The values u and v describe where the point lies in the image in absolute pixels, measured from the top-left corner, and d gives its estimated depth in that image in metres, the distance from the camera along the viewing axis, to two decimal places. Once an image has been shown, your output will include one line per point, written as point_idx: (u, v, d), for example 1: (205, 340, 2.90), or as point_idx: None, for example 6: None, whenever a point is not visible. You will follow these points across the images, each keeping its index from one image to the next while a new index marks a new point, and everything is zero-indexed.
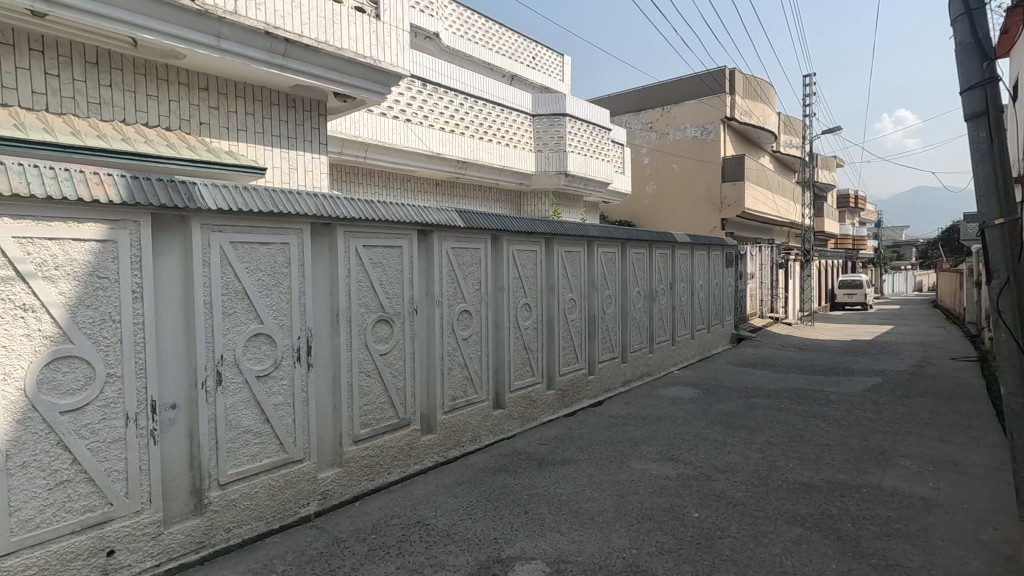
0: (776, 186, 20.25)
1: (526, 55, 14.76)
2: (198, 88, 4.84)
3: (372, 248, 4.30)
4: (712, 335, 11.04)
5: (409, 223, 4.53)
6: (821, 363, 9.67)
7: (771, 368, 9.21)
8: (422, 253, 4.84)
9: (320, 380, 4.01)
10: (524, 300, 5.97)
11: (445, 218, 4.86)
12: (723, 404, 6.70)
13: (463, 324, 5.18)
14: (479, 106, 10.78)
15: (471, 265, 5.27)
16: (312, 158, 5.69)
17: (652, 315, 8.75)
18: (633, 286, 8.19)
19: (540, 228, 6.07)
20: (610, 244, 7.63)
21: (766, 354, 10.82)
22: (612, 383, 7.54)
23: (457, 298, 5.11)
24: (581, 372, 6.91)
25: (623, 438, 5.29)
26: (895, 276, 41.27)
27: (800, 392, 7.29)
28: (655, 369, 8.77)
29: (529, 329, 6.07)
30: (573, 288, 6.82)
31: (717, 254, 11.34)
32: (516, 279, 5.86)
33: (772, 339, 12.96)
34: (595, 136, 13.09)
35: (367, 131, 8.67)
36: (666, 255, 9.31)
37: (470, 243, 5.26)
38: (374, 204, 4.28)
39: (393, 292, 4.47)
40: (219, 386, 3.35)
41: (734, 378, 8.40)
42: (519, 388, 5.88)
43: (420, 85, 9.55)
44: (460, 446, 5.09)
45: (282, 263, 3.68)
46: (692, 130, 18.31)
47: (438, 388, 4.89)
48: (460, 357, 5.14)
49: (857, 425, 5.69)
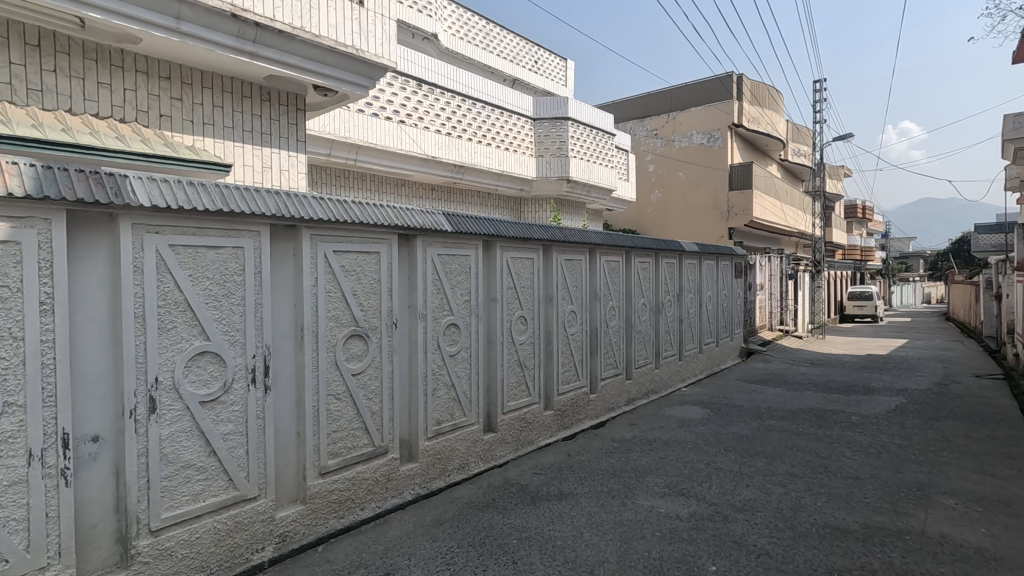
0: (785, 194, 19.73)
1: (528, 59, 14.35)
2: (159, 77, 4.37)
3: (344, 254, 3.81)
4: (720, 349, 10.51)
5: (388, 226, 4.03)
6: (838, 381, 9.11)
7: (784, 385, 8.66)
8: (404, 260, 4.34)
9: (280, 405, 3.51)
10: (519, 312, 5.46)
11: (429, 221, 4.36)
12: (736, 426, 6.17)
13: (450, 340, 4.67)
14: (477, 109, 10.34)
15: (460, 274, 4.78)
16: (288, 156, 5.23)
17: (659, 328, 8.23)
18: (638, 297, 7.68)
19: (537, 234, 5.57)
20: (613, 253, 7.13)
21: (778, 370, 10.25)
22: (615, 401, 7.02)
23: (443, 311, 4.60)
24: (582, 390, 6.40)
25: (627, 468, 4.76)
26: (904, 288, 40.58)
27: (819, 413, 6.75)
28: (662, 386, 8.24)
29: (525, 345, 5.55)
30: (574, 299, 6.31)
31: (725, 264, 10.83)
32: (510, 290, 5.36)
33: (783, 353, 12.40)
34: (599, 141, 12.63)
35: (358, 132, 8.23)
36: (673, 265, 8.80)
37: (459, 250, 4.77)
38: (346, 204, 3.79)
39: (368, 303, 3.97)
40: (153, 415, 2.84)
41: (746, 396, 7.87)
42: (514, 410, 5.37)
43: (415, 85, 9.11)
44: (446, 475, 4.58)
45: (234, 270, 3.19)
46: (699, 137, 17.86)
47: (421, 411, 4.38)
48: (446, 376, 4.63)
49: (887, 453, 5.15)
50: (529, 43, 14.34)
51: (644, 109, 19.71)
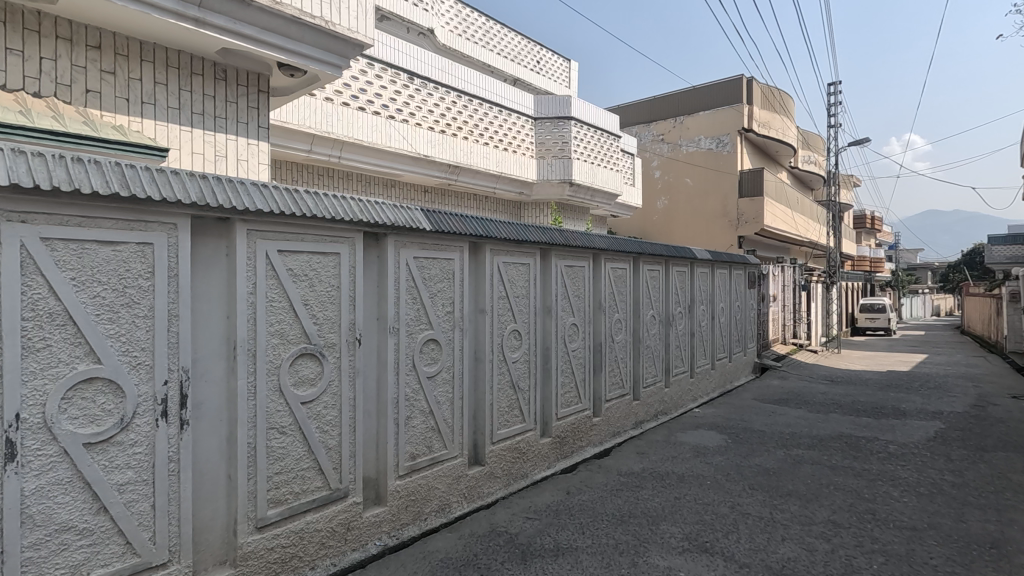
0: (796, 202, 19.00)
1: (530, 59, 13.72)
2: (87, 46, 3.70)
3: (293, 255, 3.12)
4: (734, 365, 9.77)
5: (349, 222, 3.34)
6: (863, 402, 8.35)
7: (806, 406, 7.92)
8: (371, 262, 3.64)
9: (205, 443, 2.80)
10: (512, 326, 4.75)
11: (403, 218, 3.67)
12: (759, 457, 5.43)
13: (428, 360, 3.96)
14: (474, 106, 9.69)
15: (441, 281, 4.06)
16: (246, 144, 4.54)
17: (668, 342, 7.50)
18: (647, 309, 6.97)
19: (533, 236, 4.86)
20: (619, 259, 6.41)
21: (796, 388, 9.49)
22: (621, 425, 6.29)
23: (420, 324, 3.89)
24: (584, 414, 5.68)
25: (637, 512, 4.03)
26: (914, 301, 39.72)
27: (851, 441, 5.99)
28: (672, 407, 7.49)
29: (519, 364, 4.84)
30: (576, 311, 5.59)
31: (738, 274, 10.11)
32: (502, 299, 4.65)
33: (799, 369, 11.64)
34: (603, 144, 11.97)
35: (341, 127, 7.59)
36: (684, 273, 8.10)
37: (440, 253, 4.06)
38: (296, 193, 3.10)
39: (323, 315, 3.27)
40: (12, 464, 2.13)
41: (765, 419, 7.12)
42: (504, 439, 4.65)
43: (406, 79, 8.48)
44: (421, 520, 3.85)
45: (139, 273, 2.50)
46: (707, 142, 17.21)
47: (390, 444, 3.66)
48: (423, 401, 3.91)
49: (941, 495, 4.39)
50: (531, 42, 13.72)
51: (651, 114, 19.08)
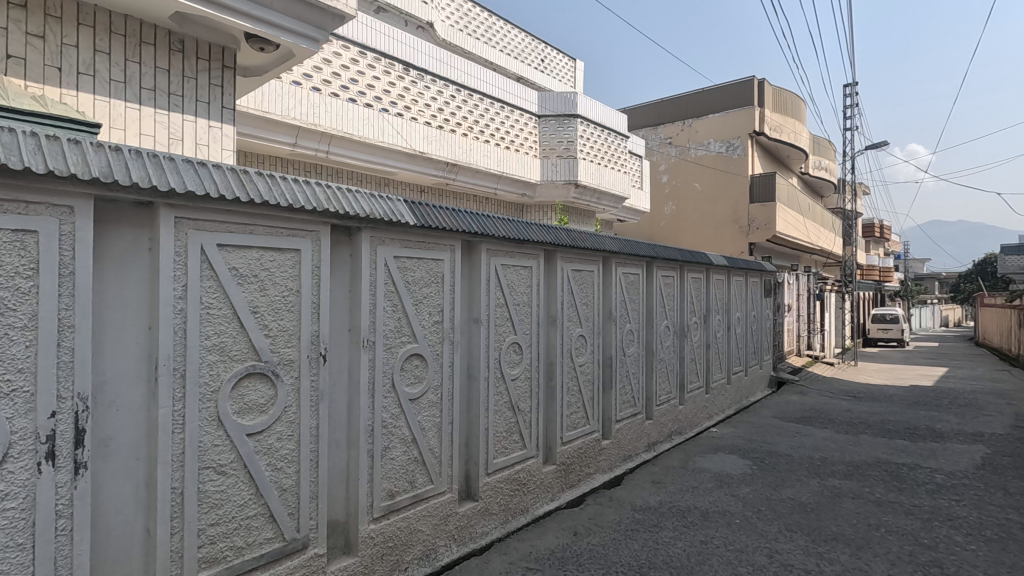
0: (809, 209, 18.39)
1: (535, 57, 13.19)
2: (9, 3, 3.12)
3: (239, 250, 2.51)
4: (750, 379, 9.13)
5: (311, 213, 2.73)
6: (893, 422, 7.69)
7: (832, 426, 7.27)
8: (342, 263, 3.04)
9: (114, 489, 2.19)
10: (511, 338, 4.13)
11: (382, 210, 3.07)
12: (791, 488, 4.80)
13: (412, 378, 3.34)
14: (474, 101, 9.12)
15: (428, 285, 3.45)
16: (207, 126, 3.95)
17: (683, 355, 6.87)
18: (661, 319, 6.35)
19: (536, 235, 4.25)
20: (631, 263, 5.80)
21: (817, 405, 8.84)
22: (633, 448, 5.65)
23: (402, 337, 3.28)
24: (593, 437, 5.05)
25: (657, 562, 3.40)
26: (924, 312, 38.98)
27: (891, 469, 5.35)
28: (687, 426, 6.86)
29: (519, 382, 4.21)
30: (584, 320, 4.98)
31: (754, 282, 9.50)
32: (500, 306, 4.04)
33: (817, 383, 10.99)
34: (610, 144, 11.41)
35: (330, 119, 7.03)
36: (700, 280, 7.49)
37: (427, 252, 3.45)
38: (242, 174, 2.50)
39: (278, 326, 2.65)
40: None
41: (790, 441, 6.48)
42: (501, 469, 4.02)
43: (401, 70, 7.95)
44: (400, 571, 3.22)
45: (17, 271, 1.90)
46: (716, 146, 16.64)
47: (363, 482, 3.04)
48: (406, 428, 3.30)
49: (1013, 541, 3.74)
50: (536, 39, 13.19)
51: (659, 117, 18.54)
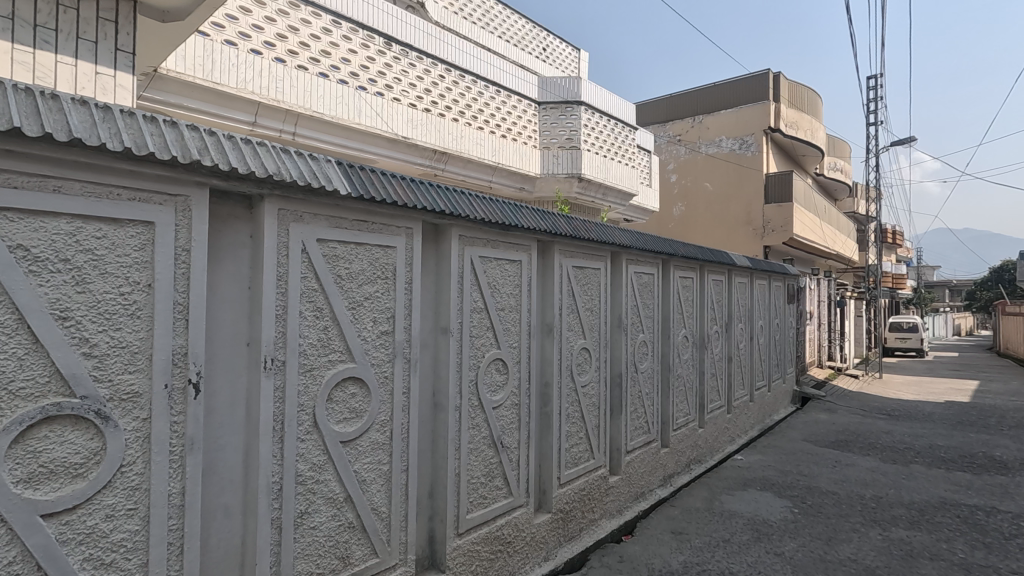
0: (826, 211, 17.40)
1: (536, 46, 12.27)
2: None
3: (34, 218, 1.57)
4: (774, 395, 8.14)
5: (170, 167, 1.79)
6: (944, 447, 6.68)
7: (876, 454, 6.27)
8: (235, 248, 2.10)
9: None
10: (493, 353, 3.16)
11: (296, 171, 2.13)
12: (847, 541, 3.82)
13: (345, 413, 2.37)
14: (466, 83, 8.20)
15: (372, 282, 2.50)
16: (92, 73, 2.98)
17: (702, 371, 5.90)
18: (678, 328, 5.39)
19: (526, 220, 3.30)
20: (644, 262, 4.84)
21: (851, 426, 7.83)
22: (647, 484, 4.68)
23: (330, 354, 2.32)
24: (598, 475, 4.07)
25: None
26: (938, 321, 37.79)
27: (964, 514, 4.37)
28: (708, 453, 5.87)
29: (503, 411, 3.25)
30: (587, 329, 4.02)
31: (777, 286, 8.52)
32: (478, 312, 3.08)
33: (845, 398, 9.97)
34: (617, 136, 10.48)
35: (296, 95, 6.12)
36: (722, 284, 6.52)
37: (370, 236, 2.49)
38: (41, 97, 1.57)
39: (112, 340, 1.70)
40: None
41: (831, 472, 5.50)
42: (478, 526, 3.05)
43: (382, 44, 7.05)
44: None
45: None
46: (729, 143, 15.70)
47: (262, 567, 2.07)
48: (336, 483, 2.34)
49: None
50: (538, 26, 12.27)
51: (669, 113, 17.57)
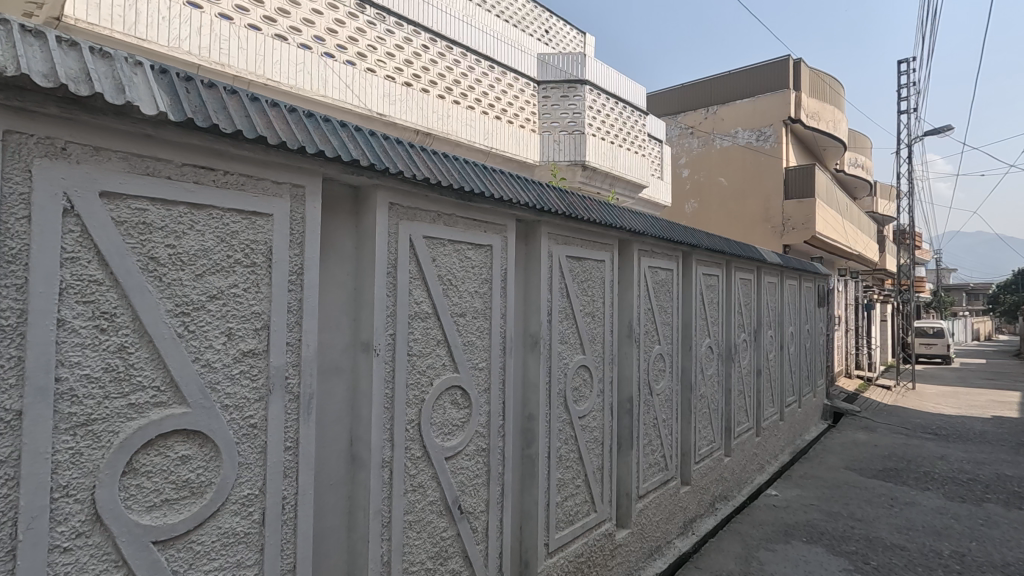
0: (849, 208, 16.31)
1: (539, 27, 11.29)
2: None
3: None
4: (805, 411, 7.10)
5: None
6: (1015, 478, 5.64)
7: (938, 488, 5.23)
8: None
9: None
10: (448, 379, 2.18)
11: (42, 65, 1.17)
12: None
13: (165, 492, 1.39)
14: (455, 57, 7.26)
15: (226, 271, 1.52)
16: None
17: (729, 388, 4.88)
18: (701, 336, 4.39)
19: (497, 187, 2.32)
20: (660, 255, 3.84)
21: (896, 448, 6.78)
22: (664, 536, 3.68)
23: (129, 394, 1.34)
24: (601, 533, 3.08)
25: None
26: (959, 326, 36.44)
27: None
28: (737, 487, 4.85)
29: (462, 461, 2.26)
30: (588, 341, 3.03)
31: (808, 287, 7.49)
32: (423, 319, 2.09)
33: (881, 414, 8.90)
34: (625, 122, 9.49)
35: (245, 60, 5.17)
36: (750, 283, 5.50)
37: (220, 192, 1.51)
38: None
39: None
40: None
41: (890, 515, 4.48)
42: None
43: (354, 6, 6.11)
44: None
45: None
46: (745, 135, 14.66)
47: None
48: None
49: None
50: (540, 6, 11.30)
51: (681, 104, 16.56)
